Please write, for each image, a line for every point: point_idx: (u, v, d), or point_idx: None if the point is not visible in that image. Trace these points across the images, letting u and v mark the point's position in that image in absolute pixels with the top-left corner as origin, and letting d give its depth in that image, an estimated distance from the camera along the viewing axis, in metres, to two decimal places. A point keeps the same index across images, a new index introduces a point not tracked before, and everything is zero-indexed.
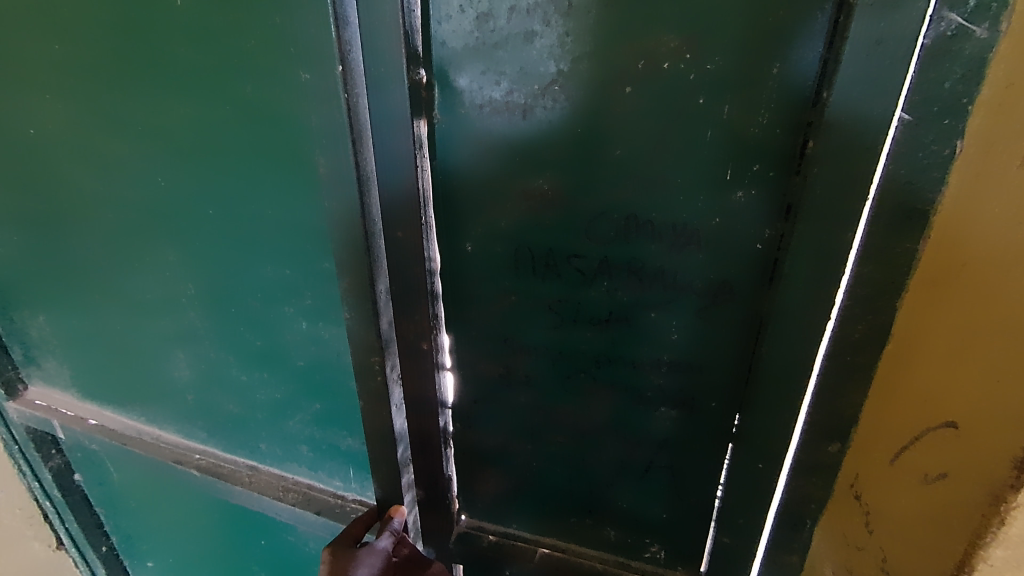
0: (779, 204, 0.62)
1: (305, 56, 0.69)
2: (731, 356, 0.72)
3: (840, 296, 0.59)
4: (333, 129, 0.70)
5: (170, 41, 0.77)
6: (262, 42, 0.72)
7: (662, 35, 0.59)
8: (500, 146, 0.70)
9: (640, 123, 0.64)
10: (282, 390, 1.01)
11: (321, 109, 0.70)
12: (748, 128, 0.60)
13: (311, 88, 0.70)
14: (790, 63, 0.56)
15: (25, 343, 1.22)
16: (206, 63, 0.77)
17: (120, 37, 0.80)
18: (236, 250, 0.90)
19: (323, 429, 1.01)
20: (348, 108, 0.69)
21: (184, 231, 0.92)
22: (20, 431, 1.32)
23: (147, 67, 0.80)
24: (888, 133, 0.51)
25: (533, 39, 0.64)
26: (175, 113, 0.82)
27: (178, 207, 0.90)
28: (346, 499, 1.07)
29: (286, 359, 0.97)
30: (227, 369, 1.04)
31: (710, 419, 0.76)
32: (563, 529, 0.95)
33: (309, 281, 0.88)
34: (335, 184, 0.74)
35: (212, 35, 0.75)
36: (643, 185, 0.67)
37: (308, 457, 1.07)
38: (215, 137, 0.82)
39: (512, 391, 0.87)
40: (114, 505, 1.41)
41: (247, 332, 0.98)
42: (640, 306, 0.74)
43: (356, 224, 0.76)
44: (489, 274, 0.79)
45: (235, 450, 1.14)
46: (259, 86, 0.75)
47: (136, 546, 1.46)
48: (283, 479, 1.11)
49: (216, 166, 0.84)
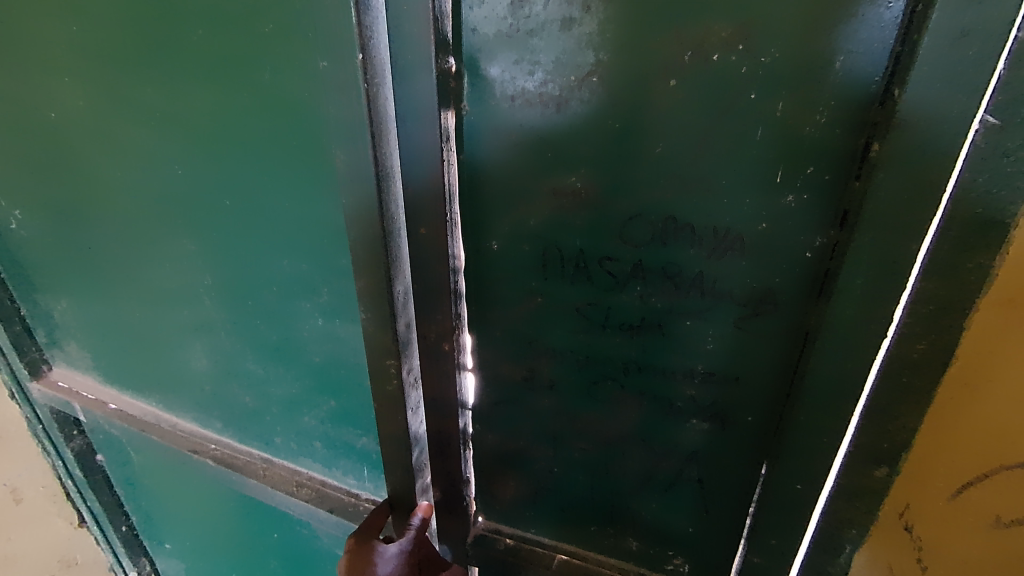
0: (835, 209, 0.57)
1: (323, 43, 0.66)
2: (770, 369, 0.68)
3: (901, 311, 0.54)
4: (352, 122, 0.67)
5: (186, 23, 0.74)
6: (280, 28, 0.69)
7: (711, 24, 0.55)
8: (530, 141, 0.67)
9: (684, 119, 0.59)
10: (298, 386, 0.99)
11: (338, 100, 0.67)
12: (804, 126, 0.56)
13: (330, 77, 0.67)
14: (855, 57, 0.51)
15: (48, 325, 1.22)
16: (223, 48, 0.74)
17: (135, 18, 0.77)
18: (254, 243, 0.88)
19: (337, 427, 1.00)
20: (368, 98, 0.66)
21: (201, 221, 0.90)
22: (44, 412, 1.33)
23: (165, 49, 0.78)
24: (967, 136, 0.46)
25: (571, 26, 0.59)
26: (193, 99, 0.80)
27: (196, 195, 0.88)
28: (359, 498, 1.05)
29: (302, 355, 0.95)
30: (243, 361, 1.02)
31: (745, 433, 0.72)
32: (582, 537, 0.92)
33: (326, 276, 0.85)
34: (353, 180, 0.71)
35: (230, 18, 0.71)
36: (683, 186, 0.62)
37: (322, 453, 1.05)
38: (232, 124, 0.79)
39: (534, 395, 0.84)
40: (135, 488, 1.42)
41: (263, 327, 0.96)
42: (674, 313, 0.70)
43: (373, 223, 0.73)
44: (515, 273, 0.76)
45: (251, 443, 1.13)
46: (277, 73, 0.72)
47: (156, 529, 1.47)
48: (297, 474, 1.10)
49: (234, 155, 0.82)
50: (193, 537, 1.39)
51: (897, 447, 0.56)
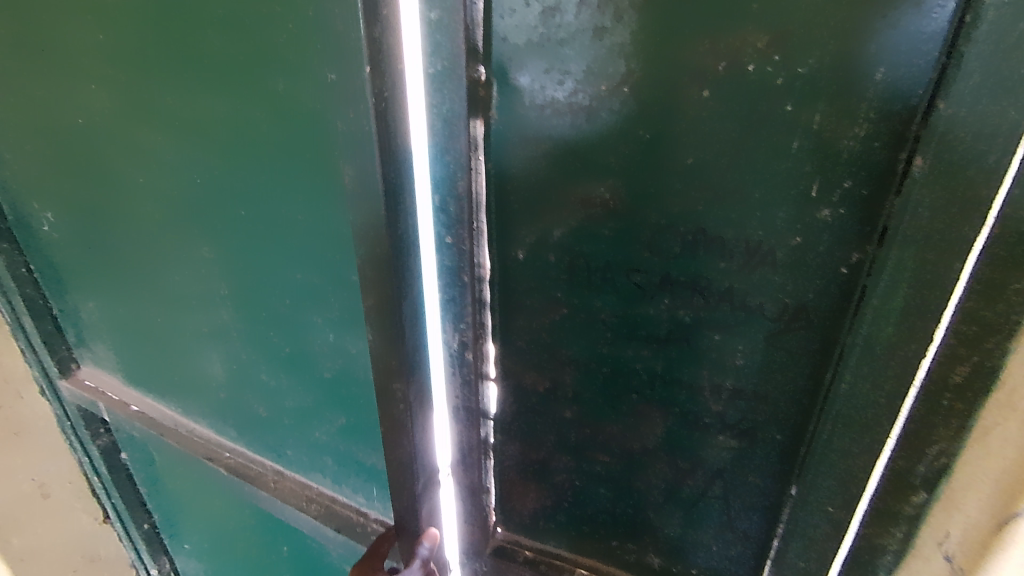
0: (872, 224, 0.56)
1: (330, 54, 0.62)
2: (801, 387, 0.66)
3: (941, 332, 0.51)
4: (359, 135, 0.64)
5: (202, 30, 0.75)
6: (295, 36, 0.69)
7: (747, 33, 0.54)
8: (558, 151, 0.66)
9: (716, 129, 0.58)
10: (311, 395, 0.99)
11: (344, 113, 0.64)
12: (841, 139, 0.54)
13: (337, 91, 0.63)
14: (899, 68, 0.50)
15: (77, 324, 1.25)
16: (240, 56, 0.74)
17: (160, 26, 0.78)
18: (270, 254, 0.89)
19: (352, 439, 0.99)
20: (376, 116, 0.62)
21: (219, 229, 0.91)
22: (72, 408, 1.34)
23: (185, 56, 0.79)
24: (1018, 153, 0.44)
25: (603, 35, 0.59)
26: (210, 105, 0.81)
27: (212, 202, 0.89)
28: (368, 517, 1.04)
29: (313, 368, 0.95)
30: (257, 371, 1.03)
31: (774, 451, 0.71)
32: (602, 551, 0.91)
33: (337, 289, 0.85)
34: (360, 195, 0.68)
35: (245, 25, 0.72)
36: (714, 198, 0.61)
37: (332, 468, 1.05)
38: (251, 137, 0.80)
39: (557, 405, 0.83)
40: (156, 489, 1.44)
41: (277, 339, 0.97)
42: (702, 327, 0.68)
43: (381, 240, 0.69)
44: (541, 283, 0.75)
45: (264, 453, 1.14)
46: (292, 83, 0.73)
47: (173, 530, 1.49)
48: (307, 488, 1.10)
49: (249, 163, 0.82)
50: (209, 541, 1.41)
51: (934, 472, 0.54)
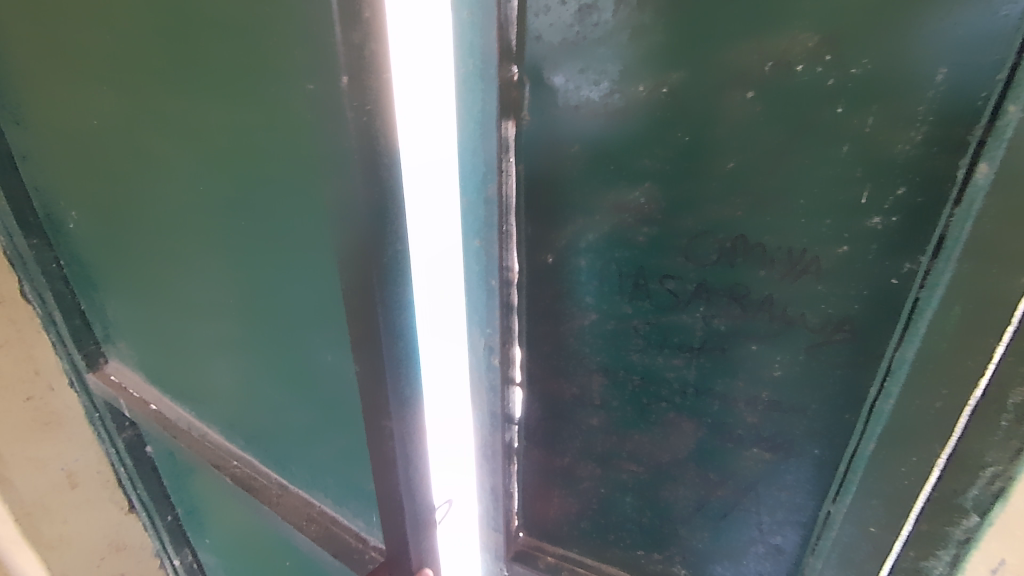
0: (926, 234, 0.53)
1: (312, 63, 0.58)
2: (843, 401, 0.63)
3: (1002, 350, 0.48)
4: (341, 153, 0.59)
5: (198, 30, 0.71)
6: (283, 36, 0.62)
7: (796, 33, 0.51)
8: (591, 153, 0.64)
9: (759, 133, 0.56)
10: (316, 415, 0.97)
11: (327, 131, 0.58)
12: (896, 144, 0.51)
13: (323, 98, 0.57)
14: (962, 70, 0.47)
15: (101, 320, 1.26)
16: (234, 59, 0.69)
17: (158, 28, 0.75)
18: (275, 272, 0.86)
19: (353, 460, 0.98)
20: (357, 129, 0.57)
21: (225, 239, 0.88)
22: (99, 400, 1.29)
23: (184, 57, 0.74)
24: None
25: (642, 35, 0.56)
26: (210, 109, 0.76)
27: (218, 211, 0.86)
28: (366, 546, 1.02)
29: (315, 389, 0.94)
30: (261, 383, 1.02)
31: (811, 466, 0.68)
32: (627, 561, 0.89)
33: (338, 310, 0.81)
34: (342, 214, 0.62)
35: (240, 24, 0.66)
36: (755, 205, 0.59)
37: (333, 489, 1.05)
38: (255, 148, 0.75)
39: (584, 412, 0.81)
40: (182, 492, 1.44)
41: (274, 351, 0.96)
42: (738, 337, 0.66)
43: (365, 265, 0.64)
44: (571, 288, 0.73)
45: (269, 465, 1.13)
46: (287, 92, 0.66)
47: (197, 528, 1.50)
48: (310, 507, 1.08)
49: (251, 173, 0.78)
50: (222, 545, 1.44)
51: (989, 495, 0.51)
